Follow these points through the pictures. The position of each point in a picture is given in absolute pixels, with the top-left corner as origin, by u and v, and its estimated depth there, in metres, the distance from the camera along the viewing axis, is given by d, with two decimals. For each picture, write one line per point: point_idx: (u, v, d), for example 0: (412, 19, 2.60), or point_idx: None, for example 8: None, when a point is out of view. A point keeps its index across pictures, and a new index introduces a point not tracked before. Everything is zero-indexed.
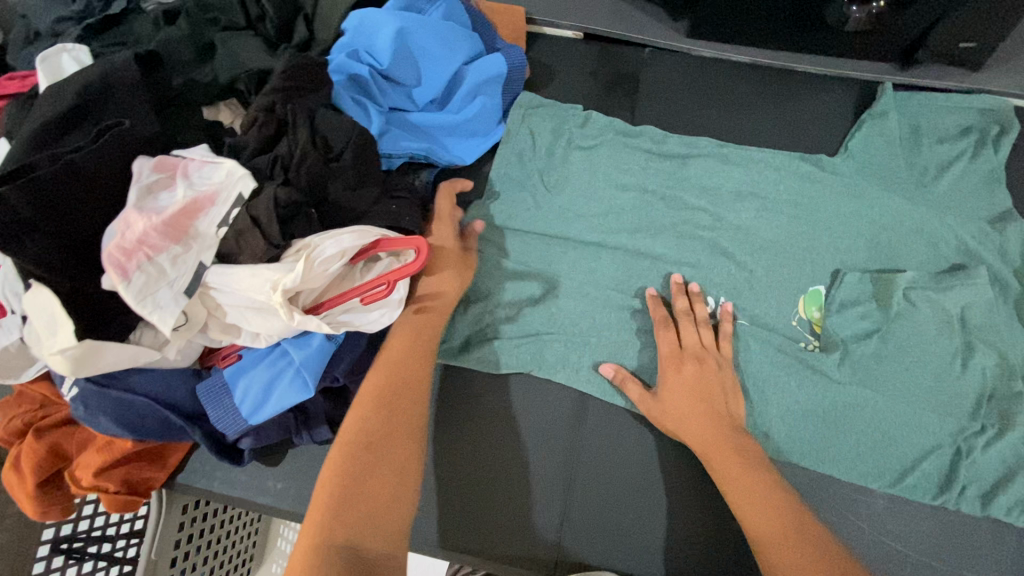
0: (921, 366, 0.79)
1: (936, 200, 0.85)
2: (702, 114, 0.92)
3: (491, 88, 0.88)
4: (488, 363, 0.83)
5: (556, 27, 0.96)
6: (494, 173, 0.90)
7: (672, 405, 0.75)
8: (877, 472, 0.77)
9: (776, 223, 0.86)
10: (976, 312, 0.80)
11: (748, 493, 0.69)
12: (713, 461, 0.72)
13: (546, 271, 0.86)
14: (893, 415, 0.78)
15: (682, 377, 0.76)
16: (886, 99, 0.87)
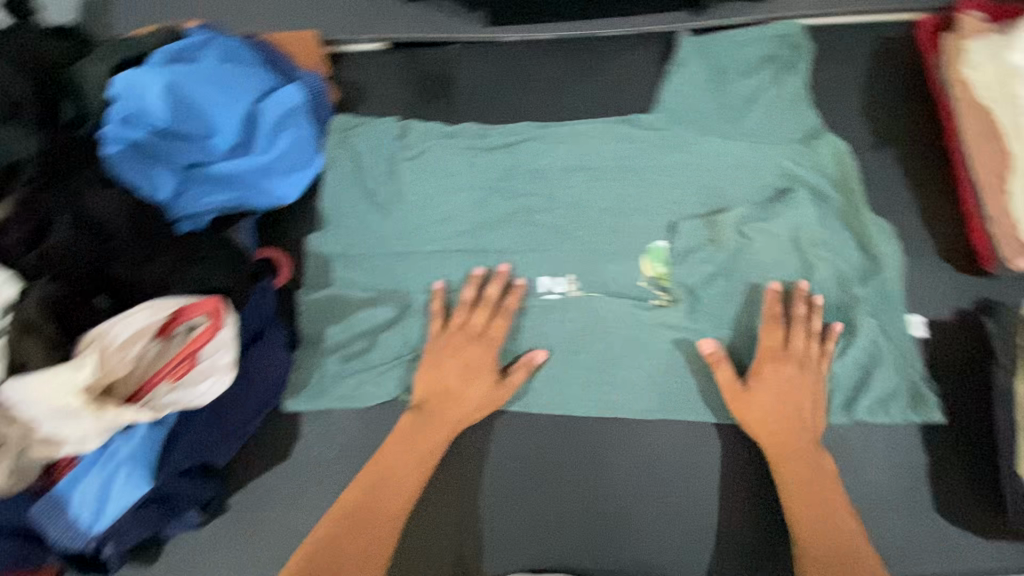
0: (769, 295, 0.81)
1: (750, 133, 0.88)
2: (516, 98, 0.91)
3: (294, 119, 0.84)
4: (353, 399, 0.80)
5: (357, 43, 0.92)
6: (325, 206, 0.87)
7: (762, 393, 0.76)
8: (741, 405, 0.80)
9: (607, 190, 0.87)
10: (808, 232, 0.83)
11: (820, 499, 0.73)
12: (789, 472, 0.74)
13: (396, 292, 0.84)
14: (748, 349, 0.81)
15: (804, 375, 0.77)
16: (685, 49, 0.89)
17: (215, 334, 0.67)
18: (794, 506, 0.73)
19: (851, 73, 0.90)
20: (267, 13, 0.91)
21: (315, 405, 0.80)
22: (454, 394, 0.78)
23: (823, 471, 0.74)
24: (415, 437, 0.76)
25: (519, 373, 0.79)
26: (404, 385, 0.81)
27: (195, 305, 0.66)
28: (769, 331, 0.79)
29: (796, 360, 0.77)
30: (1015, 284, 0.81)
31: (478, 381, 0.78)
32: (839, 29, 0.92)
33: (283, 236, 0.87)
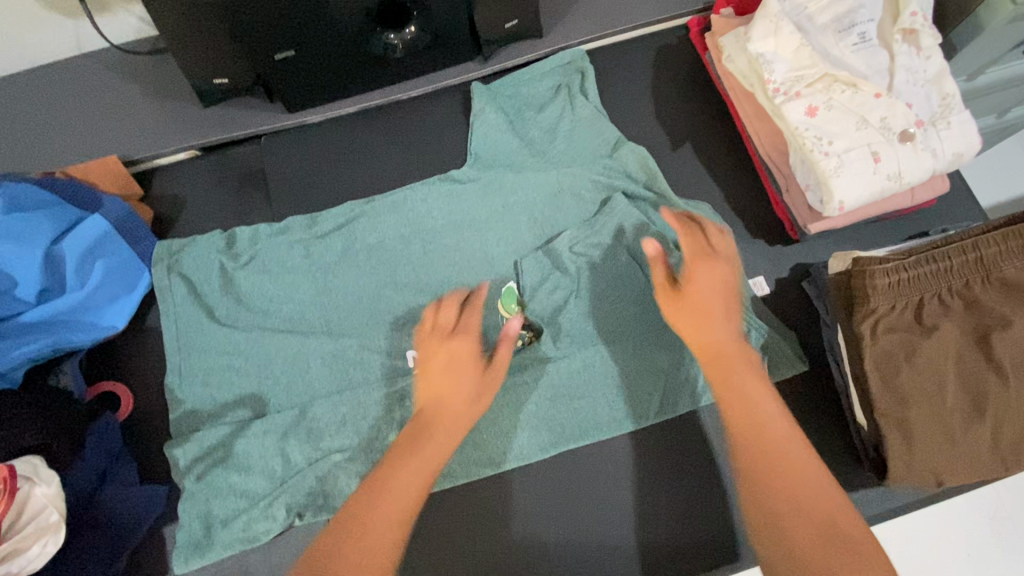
0: (608, 310, 0.84)
1: (560, 160, 0.91)
2: (336, 175, 0.93)
3: (105, 249, 0.84)
4: (222, 527, 0.76)
5: (164, 156, 0.93)
6: (162, 323, 0.86)
7: (696, 290, 0.65)
8: (619, 420, 0.80)
9: (438, 245, 0.88)
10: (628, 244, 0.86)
11: (766, 437, 0.55)
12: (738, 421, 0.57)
13: (244, 396, 0.82)
14: (603, 365, 0.82)
15: (726, 272, 0.67)
16: (479, 98, 0.92)
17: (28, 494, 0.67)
18: (743, 428, 0.56)
19: (639, 86, 0.96)
20: (66, 149, 0.92)
21: (201, 561, 0.75)
22: (451, 414, 0.65)
23: (725, 366, 0.60)
24: (401, 479, 0.60)
25: (503, 348, 0.70)
26: (295, 510, 0.77)
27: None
28: (698, 250, 0.68)
29: (717, 263, 0.67)
30: (824, 245, 0.86)
31: (469, 386, 0.67)
32: (619, 48, 0.98)
33: (123, 368, 0.85)
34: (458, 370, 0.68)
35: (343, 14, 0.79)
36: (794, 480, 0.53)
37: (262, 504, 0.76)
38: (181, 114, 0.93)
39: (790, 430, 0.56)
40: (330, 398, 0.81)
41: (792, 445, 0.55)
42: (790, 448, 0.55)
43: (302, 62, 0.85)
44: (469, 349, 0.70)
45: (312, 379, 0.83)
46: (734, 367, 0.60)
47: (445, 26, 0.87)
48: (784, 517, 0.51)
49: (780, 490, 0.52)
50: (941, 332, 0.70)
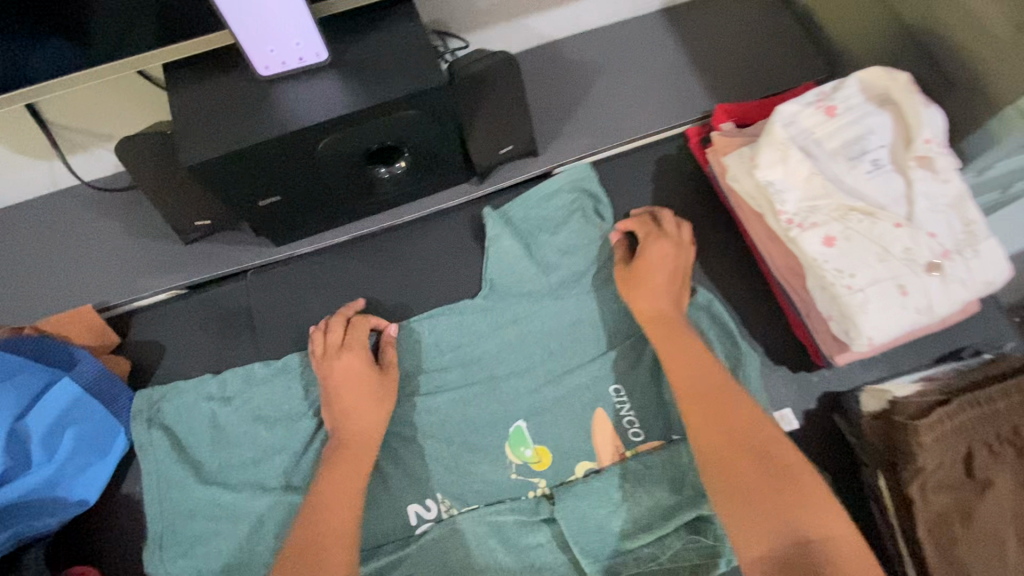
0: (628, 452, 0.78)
1: (562, 284, 0.86)
2: (328, 310, 0.88)
3: (77, 414, 0.76)
4: None
5: (144, 298, 0.87)
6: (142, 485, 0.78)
7: (645, 272, 0.78)
8: None
9: (437, 387, 0.82)
10: (640, 380, 0.80)
11: (709, 392, 0.65)
12: (708, 406, 0.64)
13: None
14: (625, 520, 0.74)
15: (666, 245, 0.79)
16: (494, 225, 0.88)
17: None
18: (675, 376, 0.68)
19: (639, 202, 0.92)
20: (37, 296, 0.86)
21: None
22: (356, 432, 0.74)
23: (682, 352, 0.70)
24: (354, 416, 0.75)
25: (388, 352, 0.81)
26: None
27: None
28: (652, 237, 0.80)
29: (670, 245, 0.79)
30: (853, 370, 0.80)
31: (373, 395, 0.76)
32: (616, 161, 0.95)
33: (92, 547, 0.76)
34: (350, 358, 0.78)
35: (328, 161, 0.75)
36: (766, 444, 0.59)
37: None
38: (162, 253, 0.89)
39: (742, 397, 0.64)
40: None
41: (738, 398, 0.64)
42: (744, 411, 0.63)
43: (290, 204, 0.81)
44: (368, 361, 0.78)
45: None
46: (680, 339, 0.71)
47: (437, 160, 0.83)
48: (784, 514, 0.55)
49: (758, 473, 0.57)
50: (995, 488, 0.64)
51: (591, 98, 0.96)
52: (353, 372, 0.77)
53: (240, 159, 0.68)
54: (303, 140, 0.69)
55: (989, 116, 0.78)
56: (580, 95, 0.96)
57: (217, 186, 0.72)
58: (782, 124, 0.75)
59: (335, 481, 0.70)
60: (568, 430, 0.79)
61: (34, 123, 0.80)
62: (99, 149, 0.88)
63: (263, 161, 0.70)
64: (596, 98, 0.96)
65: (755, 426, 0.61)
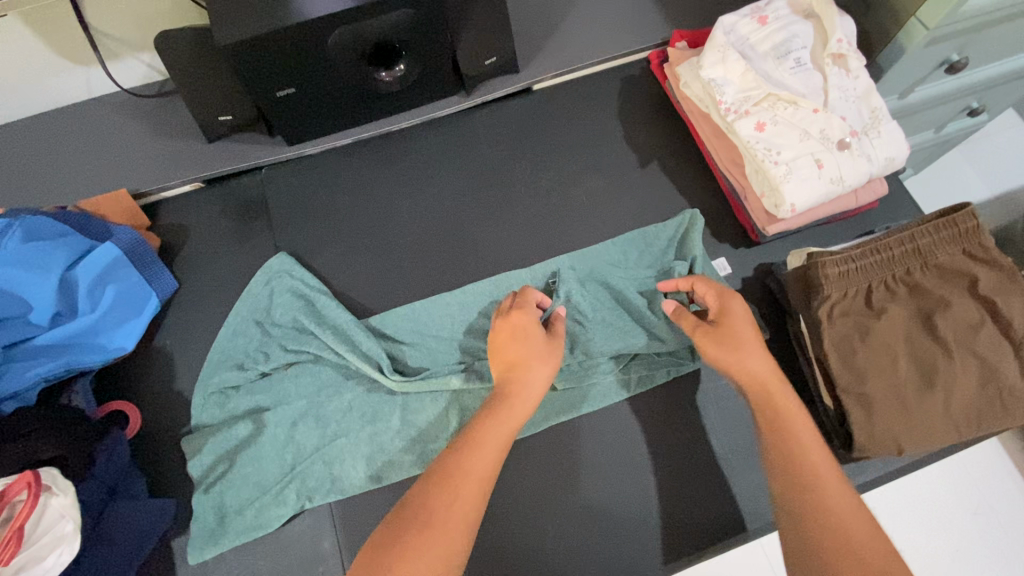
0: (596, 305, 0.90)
1: (540, 184, 1.01)
2: (335, 199, 1.00)
3: (117, 273, 0.88)
4: (235, 527, 0.78)
5: (171, 188, 1.00)
6: (229, 320, 0.90)
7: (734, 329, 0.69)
8: (603, 394, 0.86)
9: (431, 262, 0.96)
10: (605, 252, 0.94)
11: (806, 466, 0.59)
12: (820, 497, 0.57)
13: (249, 400, 0.84)
14: (590, 361, 0.87)
15: (724, 297, 0.73)
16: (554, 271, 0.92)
17: (43, 509, 0.68)
18: (772, 427, 0.63)
19: (607, 113, 1.06)
20: (76, 185, 0.98)
21: (215, 549, 0.78)
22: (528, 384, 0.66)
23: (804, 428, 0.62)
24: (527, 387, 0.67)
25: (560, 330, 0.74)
26: (304, 496, 0.80)
27: (12, 487, 0.67)
28: (725, 290, 0.74)
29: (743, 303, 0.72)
30: (784, 246, 0.95)
31: (537, 350, 0.69)
32: (587, 81, 1.09)
33: (129, 387, 0.88)
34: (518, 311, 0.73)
35: (338, 56, 0.87)
36: (797, 427, 0.62)
37: (273, 491, 0.79)
38: (187, 150, 1.01)
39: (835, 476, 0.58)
40: (336, 388, 0.84)
41: (832, 475, 0.59)
42: (837, 489, 0.57)
43: (302, 99, 0.93)
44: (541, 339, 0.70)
45: (315, 378, 0.85)
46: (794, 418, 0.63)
47: (431, 65, 0.96)
48: (816, 500, 0.57)
49: (794, 453, 0.60)
50: (889, 314, 0.78)
51: (566, 25, 1.09)
52: (516, 334, 0.71)
53: (262, 44, 0.81)
54: (316, 30, 0.82)
55: (897, 29, 0.93)
56: (557, 22, 1.10)
57: (246, 73, 0.85)
58: (722, 32, 0.89)
59: (454, 489, 0.57)
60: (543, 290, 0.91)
61: (78, 27, 0.91)
62: (131, 57, 1.00)
63: (283, 48, 0.83)
64: (571, 25, 1.10)
65: (868, 528, 0.54)
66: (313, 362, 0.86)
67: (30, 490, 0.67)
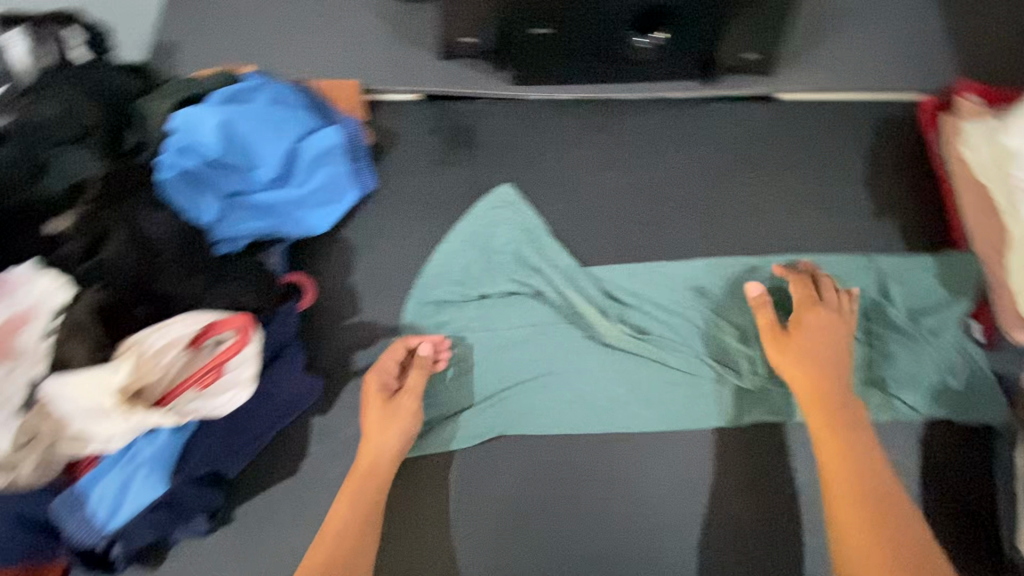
0: None
1: (755, 197, 0.93)
2: (540, 150, 0.99)
3: (332, 158, 0.92)
4: None
5: (393, 92, 1.02)
6: (452, 227, 0.94)
7: (804, 333, 0.79)
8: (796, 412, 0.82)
9: (620, 241, 0.91)
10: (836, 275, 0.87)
11: (861, 471, 0.71)
12: (846, 506, 0.69)
13: (452, 307, 0.89)
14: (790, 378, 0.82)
15: (829, 312, 0.80)
16: (777, 281, 0.87)
17: (239, 353, 0.70)
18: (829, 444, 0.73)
19: (851, 148, 0.95)
20: (318, 64, 1.03)
21: None
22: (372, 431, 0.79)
23: (857, 445, 0.72)
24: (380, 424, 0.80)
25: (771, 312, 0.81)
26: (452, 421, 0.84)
27: (225, 321, 0.70)
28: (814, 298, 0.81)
29: (842, 307, 0.80)
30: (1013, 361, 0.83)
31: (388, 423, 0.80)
32: (840, 106, 0.98)
33: (312, 266, 0.93)
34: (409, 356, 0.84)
35: (610, 8, 0.84)
36: (838, 455, 0.72)
37: (450, 399, 0.85)
38: (421, 60, 1.02)
39: (891, 488, 0.70)
40: (533, 325, 0.87)
41: (885, 483, 0.70)
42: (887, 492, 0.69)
43: (553, 41, 0.90)
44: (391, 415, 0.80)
45: (534, 313, 0.88)
46: (843, 431, 0.73)
47: (691, 44, 0.90)
48: (885, 528, 0.66)
49: (863, 465, 0.71)
50: None
51: (836, 42, 1.00)
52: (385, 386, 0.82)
53: None
54: None
55: None
56: (826, 35, 1.00)
57: None
58: None
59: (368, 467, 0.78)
60: (781, 297, 0.86)
61: None
62: None
63: None
64: (842, 43, 0.99)
65: (906, 539, 0.66)
66: (510, 295, 0.89)
67: (242, 333, 0.70)
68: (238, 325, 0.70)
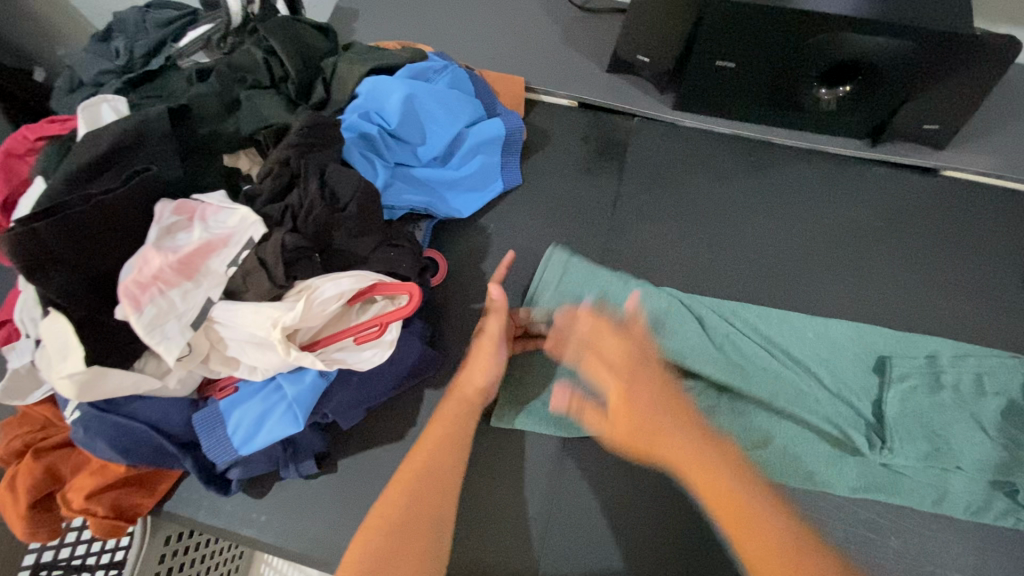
0: (957, 408, 0.79)
1: (900, 269, 0.91)
2: (687, 176, 0.99)
3: (489, 149, 0.94)
4: (498, 412, 0.85)
5: (553, 96, 1.04)
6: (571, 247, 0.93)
7: (621, 354, 0.79)
8: (910, 495, 0.78)
9: (752, 286, 0.92)
10: (983, 365, 0.81)
11: (735, 509, 0.67)
12: (745, 538, 0.65)
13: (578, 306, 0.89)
14: (915, 459, 0.78)
15: (629, 334, 0.80)
16: (919, 355, 0.84)
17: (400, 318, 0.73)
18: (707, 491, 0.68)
19: (1013, 240, 0.92)
20: (487, 56, 1.07)
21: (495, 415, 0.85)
22: (467, 371, 0.79)
23: (722, 482, 0.68)
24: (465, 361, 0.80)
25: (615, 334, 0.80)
26: (562, 424, 0.84)
27: (396, 286, 0.73)
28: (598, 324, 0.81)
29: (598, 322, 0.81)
30: None
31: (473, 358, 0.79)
32: (1007, 194, 0.94)
33: (449, 246, 0.96)
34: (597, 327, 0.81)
35: (804, 53, 0.83)
36: (712, 495, 0.68)
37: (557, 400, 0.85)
38: (586, 70, 1.05)
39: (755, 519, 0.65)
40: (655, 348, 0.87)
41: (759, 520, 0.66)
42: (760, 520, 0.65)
43: (731, 75, 0.90)
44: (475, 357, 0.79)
45: (660, 329, 0.85)
46: (715, 478, 0.68)
47: (871, 102, 0.89)
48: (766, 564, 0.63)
49: (724, 493, 0.68)
50: None
51: (1014, 129, 0.96)
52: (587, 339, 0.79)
53: (753, 16, 0.79)
54: (812, 24, 0.78)
55: None
56: (1005, 121, 0.97)
57: (706, 32, 0.83)
58: None
59: (465, 398, 0.78)
60: (931, 372, 0.81)
61: None
62: None
63: (768, 28, 0.80)
64: (1021, 132, 0.96)
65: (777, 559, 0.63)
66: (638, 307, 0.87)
67: (409, 300, 0.73)
68: (408, 292, 0.73)
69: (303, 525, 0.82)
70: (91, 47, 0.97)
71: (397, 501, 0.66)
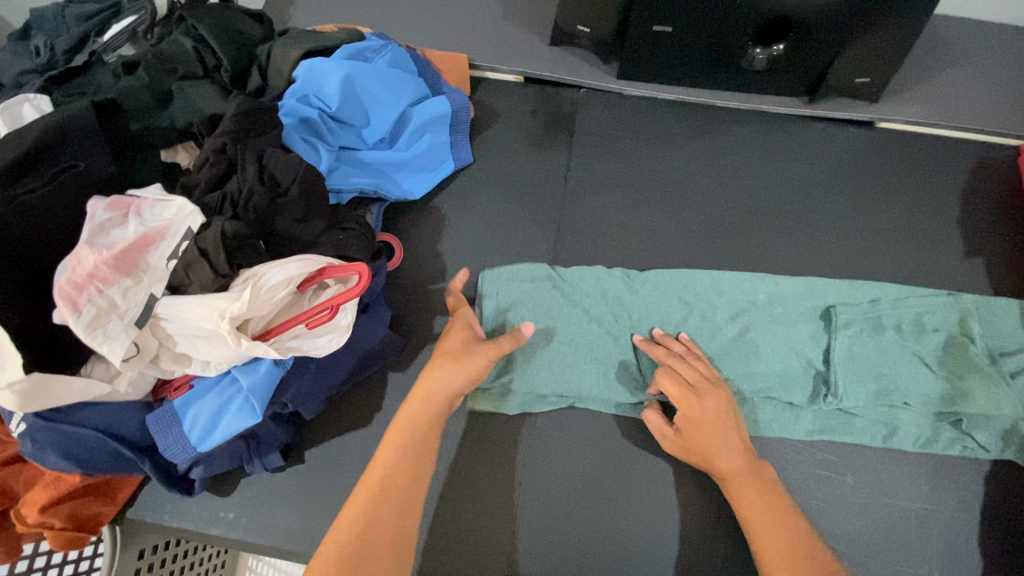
0: (898, 348, 0.83)
1: (842, 219, 0.94)
2: (635, 143, 1.00)
3: (436, 127, 0.94)
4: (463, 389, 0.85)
5: (498, 72, 1.04)
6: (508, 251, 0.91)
7: (699, 426, 0.76)
8: (862, 434, 0.82)
9: (704, 246, 0.94)
10: (921, 304, 0.85)
11: (762, 511, 0.71)
12: (759, 531, 0.70)
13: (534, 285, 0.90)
14: (865, 399, 0.81)
15: (688, 394, 0.77)
16: (863, 300, 0.87)
17: (352, 299, 0.72)
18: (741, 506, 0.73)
19: (945, 184, 0.96)
20: (430, 35, 1.05)
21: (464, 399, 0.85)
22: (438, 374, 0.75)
23: (758, 494, 0.72)
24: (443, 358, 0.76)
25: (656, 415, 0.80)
26: (527, 396, 0.85)
27: (344, 267, 0.72)
28: (685, 392, 0.77)
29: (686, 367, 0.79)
30: None
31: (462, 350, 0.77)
32: (938, 142, 0.99)
33: (403, 228, 0.96)
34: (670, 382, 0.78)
35: (734, 13, 0.85)
36: (745, 503, 0.73)
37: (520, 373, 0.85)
38: (529, 44, 1.04)
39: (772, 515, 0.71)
40: (612, 315, 0.88)
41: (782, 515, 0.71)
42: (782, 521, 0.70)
43: (668, 40, 0.91)
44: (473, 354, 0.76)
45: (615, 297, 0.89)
46: (762, 494, 0.72)
47: (804, 59, 0.91)
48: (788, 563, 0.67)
49: (747, 501, 0.72)
50: None
51: (941, 78, 1.00)
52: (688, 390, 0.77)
53: None
54: None
55: None
56: (932, 70, 1.01)
57: None
58: None
59: (431, 396, 0.74)
60: (873, 315, 0.85)
61: None
62: None
63: None
64: (947, 80, 1.00)
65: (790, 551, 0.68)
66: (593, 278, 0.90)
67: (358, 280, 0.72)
68: (357, 272, 0.72)
69: (273, 518, 0.81)
70: (8, 47, 0.92)
71: (354, 527, 0.62)
